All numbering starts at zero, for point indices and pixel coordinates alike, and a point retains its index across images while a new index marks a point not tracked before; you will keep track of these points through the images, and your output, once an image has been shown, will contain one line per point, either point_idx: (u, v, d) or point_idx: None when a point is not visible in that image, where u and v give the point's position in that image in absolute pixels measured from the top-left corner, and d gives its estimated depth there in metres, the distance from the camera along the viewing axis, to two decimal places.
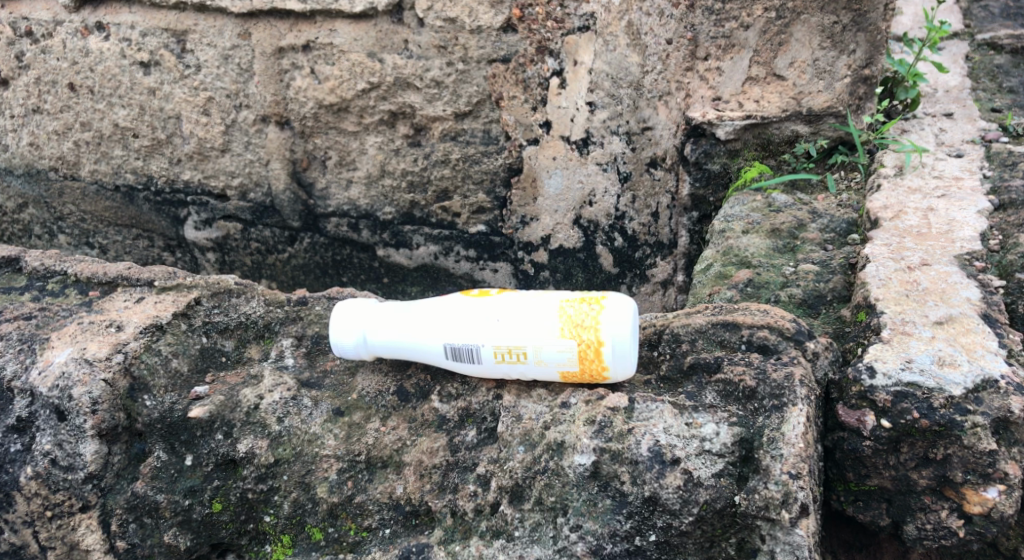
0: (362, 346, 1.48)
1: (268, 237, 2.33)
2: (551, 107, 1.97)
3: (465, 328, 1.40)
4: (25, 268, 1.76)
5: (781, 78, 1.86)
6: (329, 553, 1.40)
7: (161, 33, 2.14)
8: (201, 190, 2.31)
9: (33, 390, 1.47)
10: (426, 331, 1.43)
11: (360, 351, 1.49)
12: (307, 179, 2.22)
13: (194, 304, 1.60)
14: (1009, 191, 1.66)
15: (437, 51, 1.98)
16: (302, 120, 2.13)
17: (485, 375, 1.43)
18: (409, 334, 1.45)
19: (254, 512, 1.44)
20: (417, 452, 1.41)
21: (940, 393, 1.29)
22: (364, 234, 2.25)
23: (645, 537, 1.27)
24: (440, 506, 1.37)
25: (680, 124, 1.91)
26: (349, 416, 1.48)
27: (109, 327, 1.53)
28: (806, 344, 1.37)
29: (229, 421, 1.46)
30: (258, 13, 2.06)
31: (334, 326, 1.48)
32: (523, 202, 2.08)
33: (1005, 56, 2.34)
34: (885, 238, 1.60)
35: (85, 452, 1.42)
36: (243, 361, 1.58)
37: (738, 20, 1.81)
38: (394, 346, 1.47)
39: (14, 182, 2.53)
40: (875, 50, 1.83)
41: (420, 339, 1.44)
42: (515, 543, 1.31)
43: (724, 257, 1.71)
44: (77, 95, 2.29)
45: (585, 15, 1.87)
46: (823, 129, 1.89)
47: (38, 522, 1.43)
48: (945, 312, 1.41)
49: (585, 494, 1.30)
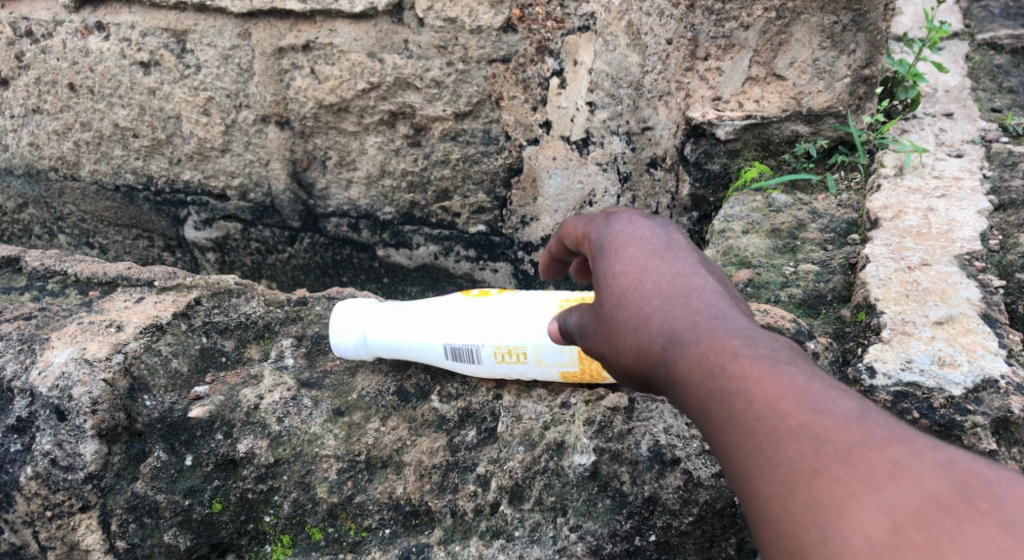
0: (362, 346, 1.48)
1: (268, 237, 2.33)
2: (551, 107, 1.97)
3: (465, 328, 1.40)
4: (25, 268, 1.76)
5: (781, 78, 1.85)
6: (329, 552, 1.40)
7: (161, 33, 2.14)
8: (201, 190, 2.31)
9: (33, 390, 1.47)
10: (426, 331, 1.43)
11: (360, 351, 1.49)
12: (307, 179, 2.22)
13: (194, 304, 1.61)
14: (1009, 191, 1.66)
15: (437, 51, 1.97)
16: (302, 120, 2.13)
17: (485, 376, 1.43)
18: (409, 334, 1.45)
19: (255, 512, 1.43)
20: (417, 452, 1.41)
21: (940, 393, 1.30)
22: (364, 234, 2.25)
23: (645, 536, 1.29)
24: (440, 506, 1.37)
25: (680, 124, 1.91)
26: (349, 415, 1.47)
27: (109, 327, 1.54)
28: (806, 343, 1.37)
29: (229, 421, 1.45)
30: (258, 13, 2.05)
31: (334, 326, 1.48)
32: (523, 202, 2.09)
33: (1005, 56, 2.34)
34: (886, 238, 1.60)
35: (85, 452, 1.42)
36: (243, 361, 1.58)
37: (737, 21, 1.80)
38: (393, 344, 1.47)
39: (14, 182, 2.54)
40: (875, 50, 1.83)
41: (420, 339, 1.44)
42: (515, 543, 1.32)
43: (724, 257, 1.70)
44: (77, 95, 2.29)
45: (585, 15, 1.86)
46: (823, 129, 1.89)
47: (38, 522, 1.43)
48: (945, 312, 1.42)
49: (585, 494, 1.32)
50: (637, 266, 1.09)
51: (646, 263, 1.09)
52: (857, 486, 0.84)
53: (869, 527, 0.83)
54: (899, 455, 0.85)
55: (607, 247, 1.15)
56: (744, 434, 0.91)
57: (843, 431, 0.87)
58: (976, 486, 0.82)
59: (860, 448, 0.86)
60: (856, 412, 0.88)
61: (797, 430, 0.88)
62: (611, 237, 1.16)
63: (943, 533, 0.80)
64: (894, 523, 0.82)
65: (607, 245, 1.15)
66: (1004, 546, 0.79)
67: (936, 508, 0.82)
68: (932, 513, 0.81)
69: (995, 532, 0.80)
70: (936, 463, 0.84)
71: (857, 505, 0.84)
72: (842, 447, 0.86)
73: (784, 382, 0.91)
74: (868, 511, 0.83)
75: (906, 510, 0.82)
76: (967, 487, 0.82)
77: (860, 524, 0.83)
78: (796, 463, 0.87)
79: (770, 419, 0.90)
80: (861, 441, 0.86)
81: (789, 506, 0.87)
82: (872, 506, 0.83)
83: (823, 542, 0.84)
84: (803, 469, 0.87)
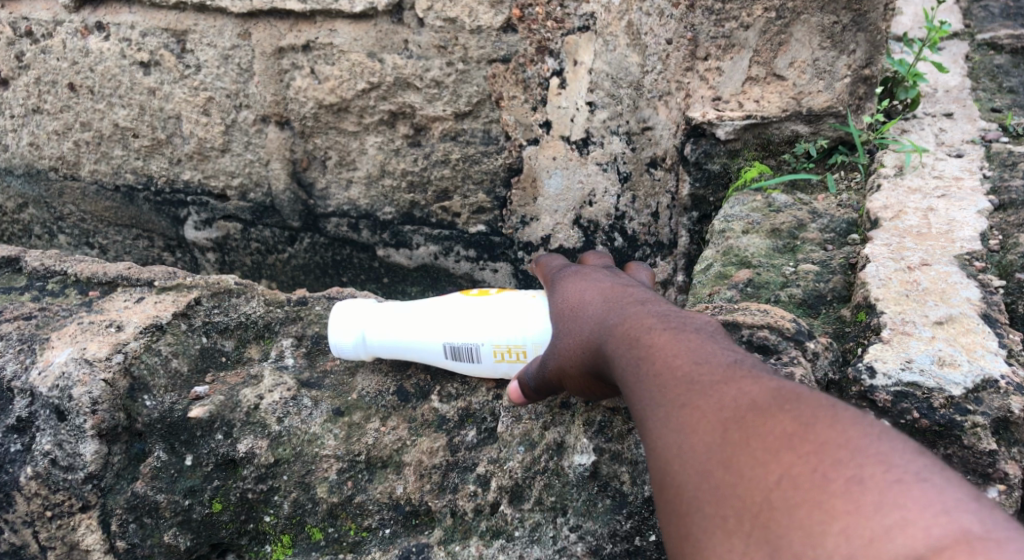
0: (361, 346, 1.48)
1: (268, 237, 2.33)
2: (551, 107, 1.97)
3: (465, 327, 1.42)
4: (25, 268, 1.76)
5: (781, 78, 1.85)
6: (329, 552, 1.40)
7: (161, 33, 2.14)
8: (201, 190, 2.31)
9: (33, 390, 1.47)
10: (427, 330, 1.44)
11: (358, 351, 1.49)
12: (307, 179, 2.22)
13: (194, 304, 1.60)
14: (1009, 191, 1.66)
15: (437, 51, 1.97)
16: (302, 120, 2.13)
17: (485, 376, 1.44)
18: (409, 334, 1.46)
19: (255, 512, 1.43)
20: (417, 452, 1.41)
21: (940, 393, 1.30)
22: (364, 234, 2.25)
23: (645, 536, 1.29)
24: (440, 506, 1.37)
25: (680, 124, 1.91)
26: (349, 415, 1.47)
27: (109, 327, 1.54)
28: (806, 344, 1.37)
29: (229, 421, 1.45)
30: (258, 13, 2.05)
31: (333, 326, 1.48)
32: (523, 202, 2.09)
33: (1005, 56, 2.34)
34: (886, 238, 1.60)
35: (85, 452, 1.42)
36: (243, 361, 1.58)
37: (737, 21, 1.80)
38: (392, 344, 1.47)
39: (14, 182, 2.54)
40: (875, 50, 1.83)
41: (421, 338, 1.45)
42: (515, 543, 1.32)
43: (724, 257, 1.70)
44: (77, 95, 2.29)
45: (585, 15, 1.86)
46: (823, 129, 1.89)
47: (38, 522, 1.43)
48: (945, 312, 1.42)
49: (585, 494, 1.32)
50: (586, 291, 1.34)
51: (596, 288, 1.33)
52: (706, 406, 1.03)
53: (709, 434, 1.01)
54: (745, 385, 1.03)
55: (567, 277, 1.41)
56: (637, 380, 1.12)
57: (708, 371, 1.07)
58: (793, 399, 0.99)
59: (716, 381, 1.05)
60: (724, 362, 1.08)
61: (673, 372, 1.09)
62: (573, 270, 1.44)
63: (759, 434, 0.98)
64: (727, 429, 1.00)
65: (569, 276, 1.41)
66: (799, 436, 0.95)
67: (758, 416, 0.99)
68: (754, 419, 0.99)
69: (798, 428, 0.96)
70: (767, 388, 1.02)
71: (704, 419, 1.02)
72: (704, 382, 1.06)
73: (676, 343, 1.12)
74: (710, 423, 1.02)
75: (735, 419, 1.00)
76: (788, 403, 0.99)
77: (704, 432, 1.01)
78: (668, 393, 1.07)
79: (659, 371, 1.10)
80: (717, 376, 1.06)
81: (657, 428, 1.07)
82: (713, 418, 1.02)
83: (674, 447, 1.03)
84: (672, 398, 1.06)
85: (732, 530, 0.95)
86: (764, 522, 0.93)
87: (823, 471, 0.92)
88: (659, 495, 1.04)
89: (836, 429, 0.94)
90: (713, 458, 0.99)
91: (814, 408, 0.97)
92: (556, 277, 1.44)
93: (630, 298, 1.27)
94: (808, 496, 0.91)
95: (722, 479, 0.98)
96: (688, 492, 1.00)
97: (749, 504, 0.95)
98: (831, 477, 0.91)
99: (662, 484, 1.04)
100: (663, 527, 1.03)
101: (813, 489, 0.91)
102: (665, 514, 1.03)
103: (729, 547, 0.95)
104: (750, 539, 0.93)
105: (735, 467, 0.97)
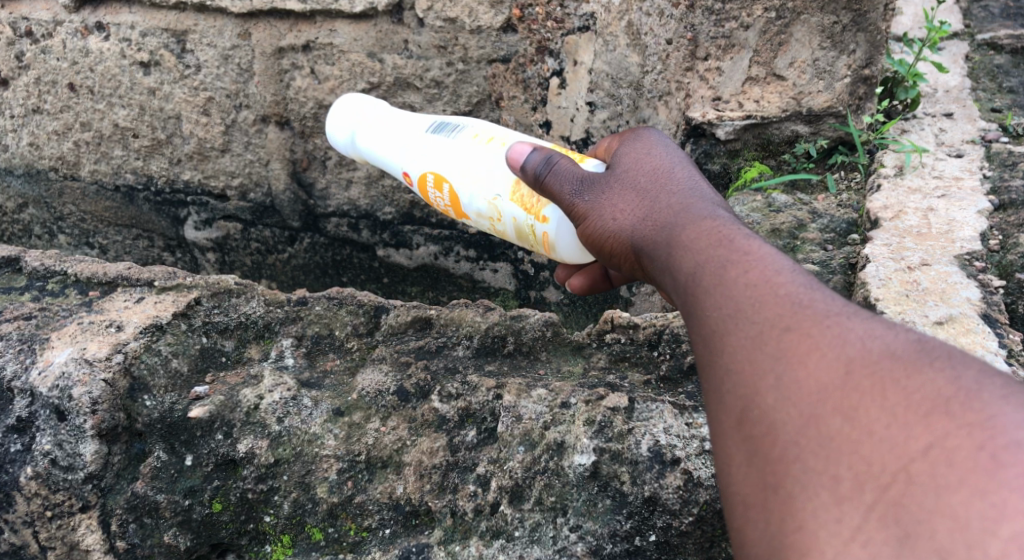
0: (347, 144, 1.78)
1: (268, 237, 2.35)
2: (551, 106, 1.98)
3: (464, 120, 1.59)
4: (25, 268, 1.76)
5: (781, 78, 1.83)
6: (329, 552, 1.40)
7: (161, 33, 2.13)
8: (201, 190, 2.32)
9: (33, 390, 1.47)
10: (422, 122, 1.65)
11: (347, 148, 1.78)
12: (307, 179, 2.22)
13: (194, 304, 1.61)
14: (1009, 191, 1.66)
15: (437, 51, 1.99)
16: (302, 120, 2.14)
17: (437, 170, 1.56)
18: (394, 128, 1.69)
19: (254, 512, 1.43)
20: (417, 452, 1.40)
21: None
22: (364, 234, 2.26)
23: (645, 536, 1.30)
24: (440, 506, 1.37)
25: (680, 124, 1.88)
26: (349, 416, 1.47)
27: (109, 327, 1.54)
28: None
29: (229, 421, 1.45)
30: (258, 14, 2.04)
31: (332, 119, 1.78)
32: None
33: (1005, 56, 2.34)
34: (886, 238, 1.59)
35: (85, 452, 1.42)
36: (243, 361, 1.58)
37: (738, 21, 1.77)
38: (371, 149, 1.72)
39: (14, 182, 2.53)
40: (875, 50, 1.81)
41: (410, 127, 1.66)
42: (515, 544, 1.32)
43: None
44: (77, 95, 2.29)
45: (585, 15, 1.85)
46: (823, 129, 1.88)
47: (38, 522, 1.43)
48: (945, 312, 1.42)
49: (585, 494, 1.33)
50: (670, 184, 1.30)
51: (682, 182, 1.30)
52: (824, 342, 0.98)
53: (827, 376, 0.96)
54: (876, 331, 0.98)
55: (639, 151, 1.38)
56: (734, 297, 1.06)
57: (825, 307, 1.02)
58: (941, 360, 0.94)
59: (836, 318, 1.00)
60: (842, 302, 1.03)
61: (781, 299, 1.03)
62: (651, 142, 1.40)
63: (897, 387, 0.92)
64: (850, 374, 0.95)
65: (644, 153, 1.37)
66: (951, 403, 0.90)
67: (896, 370, 0.94)
68: (895, 374, 0.93)
69: (948, 393, 0.91)
70: (908, 341, 0.96)
71: (820, 356, 0.97)
72: (820, 316, 1.00)
73: (781, 267, 1.07)
74: (830, 363, 0.96)
75: (867, 365, 0.95)
76: (934, 361, 0.94)
77: (821, 372, 0.96)
78: (770, 318, 1.02)
79: (762, 291, 1.05)
80: (839, 315, 1.00)
81: (755, 357, 1.01)
82: (833, 360, 0.96)
83: (780, 380, 0.98)
84: (779, 325, 1.01)
85: (845, 497, 0.90)
86: (896, 495, 0.88)
87: (988, 451, 0.87)
88: (745, 432, 0.99)
89: (1002, 404, 0.89)
90: (831, 405, 0.94)
91: (972, 375, 0.92)
92: (618, 154, 1.40)
93: (717, 206, 1.24)
94: (967, 476, 0.86)
95: (842, 430, 0.93)
96: (788, 441, 0.95)
97: (877, 468, 0.90)
98: (1000, 460, 0.86)
99: (748, 416, 0.99)
100: (743, 474, 0.98)
101: (972, 469, 0.86)
102: (752, 456, 0.98)
103: (840, 515, 0.90)
104: (871, 510, 0.89)
105: (860, 419, 0.92)
